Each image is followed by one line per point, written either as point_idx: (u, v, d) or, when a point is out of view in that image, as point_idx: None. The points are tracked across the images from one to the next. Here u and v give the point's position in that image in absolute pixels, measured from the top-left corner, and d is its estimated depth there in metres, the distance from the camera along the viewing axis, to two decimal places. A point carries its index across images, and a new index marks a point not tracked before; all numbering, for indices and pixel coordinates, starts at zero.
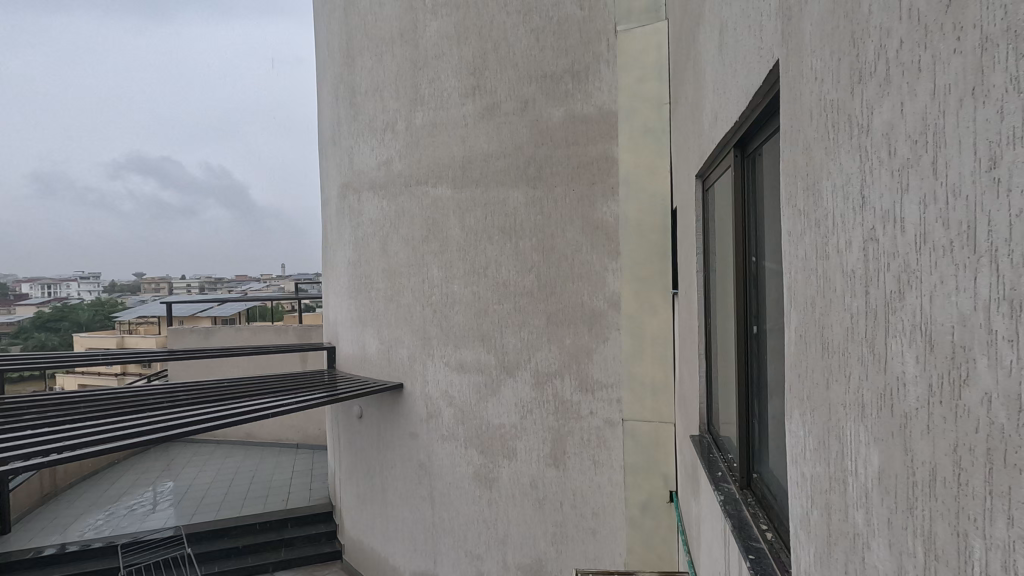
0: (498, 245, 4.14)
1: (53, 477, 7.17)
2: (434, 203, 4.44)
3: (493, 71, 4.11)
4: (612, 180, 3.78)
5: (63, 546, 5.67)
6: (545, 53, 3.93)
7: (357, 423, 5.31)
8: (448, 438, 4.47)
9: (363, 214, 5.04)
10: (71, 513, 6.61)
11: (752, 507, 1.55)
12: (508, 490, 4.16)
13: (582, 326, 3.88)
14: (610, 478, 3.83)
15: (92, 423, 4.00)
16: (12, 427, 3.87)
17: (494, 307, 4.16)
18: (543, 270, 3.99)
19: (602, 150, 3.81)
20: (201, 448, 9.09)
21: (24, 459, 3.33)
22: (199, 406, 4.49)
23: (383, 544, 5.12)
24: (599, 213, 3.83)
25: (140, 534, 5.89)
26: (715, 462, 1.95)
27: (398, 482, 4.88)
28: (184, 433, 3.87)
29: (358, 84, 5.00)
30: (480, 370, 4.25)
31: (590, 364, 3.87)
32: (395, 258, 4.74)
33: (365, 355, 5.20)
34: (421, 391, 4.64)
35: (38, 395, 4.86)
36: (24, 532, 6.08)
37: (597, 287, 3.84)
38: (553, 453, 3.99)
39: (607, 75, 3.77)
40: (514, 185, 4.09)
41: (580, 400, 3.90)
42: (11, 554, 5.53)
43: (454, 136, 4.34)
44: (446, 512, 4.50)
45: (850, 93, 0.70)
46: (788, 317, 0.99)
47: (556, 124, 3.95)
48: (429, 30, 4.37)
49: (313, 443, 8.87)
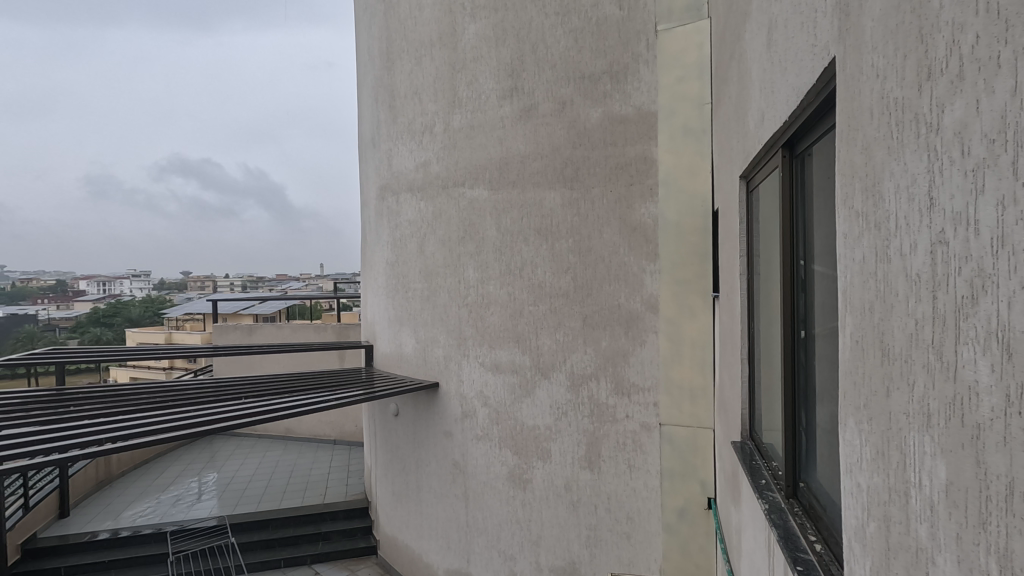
0: (534, 246, 4.14)
1: (106, 466, 7.50)
2: (471, 204, 4.47)
3: (530, 72, 4.12)
4: (650, 181, 3.75)
5: (115, 531, 5.93)
6: (584, 54, 3.92)
7: (393, 420, 5.37)
8: (482, 438, 4.48)
9: (400, 215, 5.10)
10: (122, 500, 6.91)
11: (799, 516, 1.51)
12: (542, 491, 4.15)
13: (619, 328, 3.85)
14: (646, 483, 3.80)
15: (142, 415, 4.16)
16: (71, 417, 4.07)
17: (530, 308, 4.17)
18: (579, 270, 3.97)
19: (641, 151, 3.79)
20: (242, 442, 9.39)
21: (81, 447, 3.49)
22: (242, 401, 4.63)
23: (417, 541, 5.17)
24: (636, 214, 3.80)
25: (186, 522, 6.13)
26: (759, 469, 1.91)
27: (432, 480, 4.92)
28: (228, 427, 3.99)
29: (397, 87, 5.08)
30: (515, 370, 4.25)
31: (626, 368, 3.84)
32: (431, 258, 4.78)
33: (401, 354, 5.27)
34: (457, 390, 4.66)
35: (94, 387, 5.10)
36: (80, 516, 6.38)
37: (634, 289, 3.81)
38: (588, 456, 3.97)
39: (646, 76, 3.76)
40: (551, 185, 4.09)
41: (616, 403, 3.87)
42: (68, 537, 5.80)
43: (491, 137, 4.37)
44: (479, 512, 4.51)
45: (917, 90, 0.68)
46: (842, 321, 0.96)
47: (594, 125, 3.93)
48: (467, 33, 4.41)
49: (349, 439, 9.06)
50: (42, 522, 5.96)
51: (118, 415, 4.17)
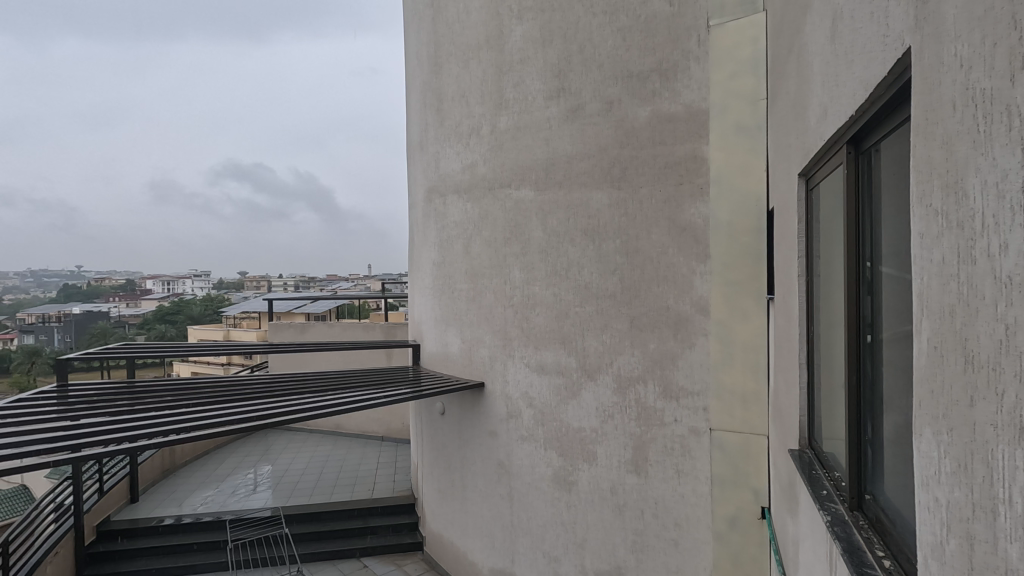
0: (580, 247, 4.13)
1: (170, 456, 7.91)
2: (517, 205, 4.48)
3: (577, 72, 4.10)
4: (701, 180, 3.68)
5: (179, 518, 6.25)
6: (632, 53, 3.87)
7: (438, 419, 5.43)
8: (527, 439, 4.47)
9: (446, 216, 5.16)
10: (185, 488, 7.27)
11: (865, 530, 1.44)
12: (588, 494, 4.12)
13: (667, 331, 3.79)
14: (694, 489, 3.72)
15: (204, 409, 4.36)
16: (141, 410, 4.31)
17: (576, 309, 4.15)
18: (627, 271, 3.93)
19: (690, 150, 3.72)
20: (295, 436, 9.74)
21: (150, 436, 3.68)
22: (296, 397, 4.79)
23: (461, 540, 5.20)
24: (686, 215, 3.73)
25: (243, 512, 6.40)
26: (819, 480, 1.83)
27: (477, 479, 4.95)
28: (284, 421, 4.14)
29: (444, 91, 5.15)
30: (561, 371, 4.23)
31: (674, 371, 3.77)
32: (477, 259, 4.82)
33: (447, 354, 5.33)
34: (502, 391, 4.66)
35: (161, 380, 5.39)
36: (147, 502, 6.76)
37: (684, 291, 3.74)
38: (635, 459, 3.91)
39: (696, 73, 3.68)
40: (598, 185, 4.05)
41: (664, 407, 3.81)
42: (137, 521, 6.15)
43: (537, 138, 4.36)
44: (524, 512, 4.50)
45: (1009, 81, 0.63)
46: (917, 326, 0.91)
47: (642, 124, 3.87)
48: (514, 35, 4.43)
49: (396, 436, 9.25)
50: (114, 507, 6.34)
51: (183, 408, 4.39)
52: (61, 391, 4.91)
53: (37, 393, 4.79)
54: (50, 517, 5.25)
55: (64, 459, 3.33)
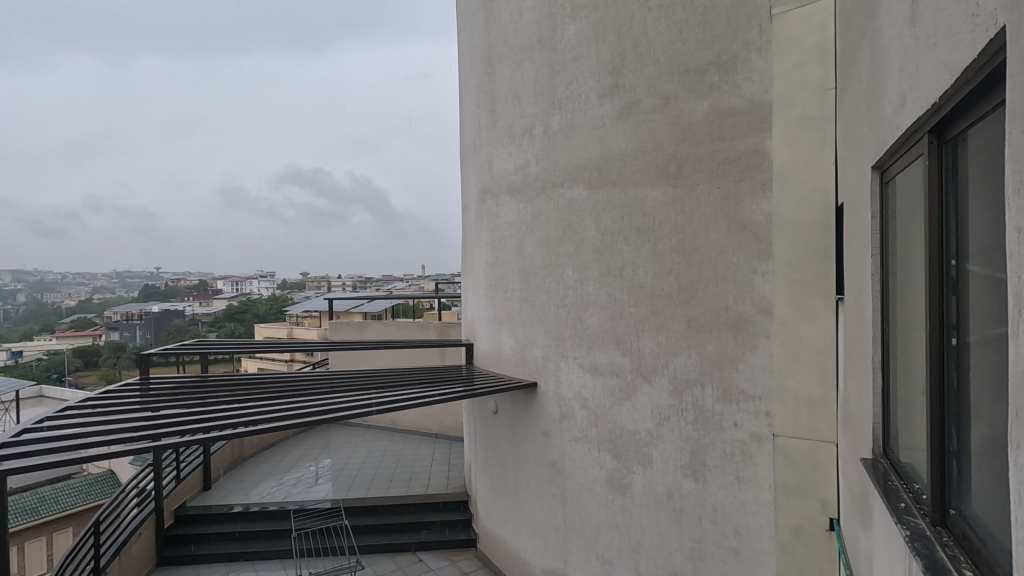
0: (635, 246, 4.06)
1: (239, 447, 8.37)
2: (570, 205, 4.45)
3: (632, 69, 4.03)
4: (763, 175, 3.53)
5: (247, 506, 6.59)
6: (688, 46, 3.77)
7: (491, 418, 5.46)
8: (581, 440, 4.43)
9: (499, 217, 5.19)
10: (252, 478, 7.67)
11: (949, 547, 1.35)
12: (643, 497, 4.05)
13: (726, 332, 3.67)
14: (756, 497, 3.58)
15: (270, 403, 4.58)
16: (213, 403, 4.57)
17: (630, 310, 4.08)
18: (683, 271, 3.83)
19: (751, 145, 3.59)
20: (353, 431, 10.07)
21: (222, 428, 3.90)
22: (355, 394, 4.95)
23: (514, 539, 5.21)
24: (746, 212, 3.60)
25: (306, 502, 6.68)
26: (896, 491, 1.73)
27: (529, 479, 4.94)
28: (343, 416, 4.28)
29: (497, 92, 5.18)
30: (615, 372, 4.17)
31: (734, 374, 3.65)
32: (530, 259, 4.82)
33: (499, 353, 5.36)
34: (554, 391, 4.64)
35: (232, 375, 5.71)
36: (219, 490, 7.17)
37: (744, 292, 3.61)
38: (692, 464, 3.81)
39: (758, 64, 3.54)
40: (653, 183, 3.97)
41: (722, 411, 3.69)
42: (210, 507, 6.53)
43: (590, 137, 4.32)
44: (577, 514, 4.47)
45: None
46: (1013, 329, 0.84)
47: (699, 119, 3.76)
48: (567, 34, 4.42)
49: (450, 434, 9.40)
50: (189, 493, 6.76)
51: (251, 403, 4.63)
52: (144, 384, 5.29)
53: (123, 386, 5.17)
54: (134, 501, 5.65)
55: (146, 448, 3.57)
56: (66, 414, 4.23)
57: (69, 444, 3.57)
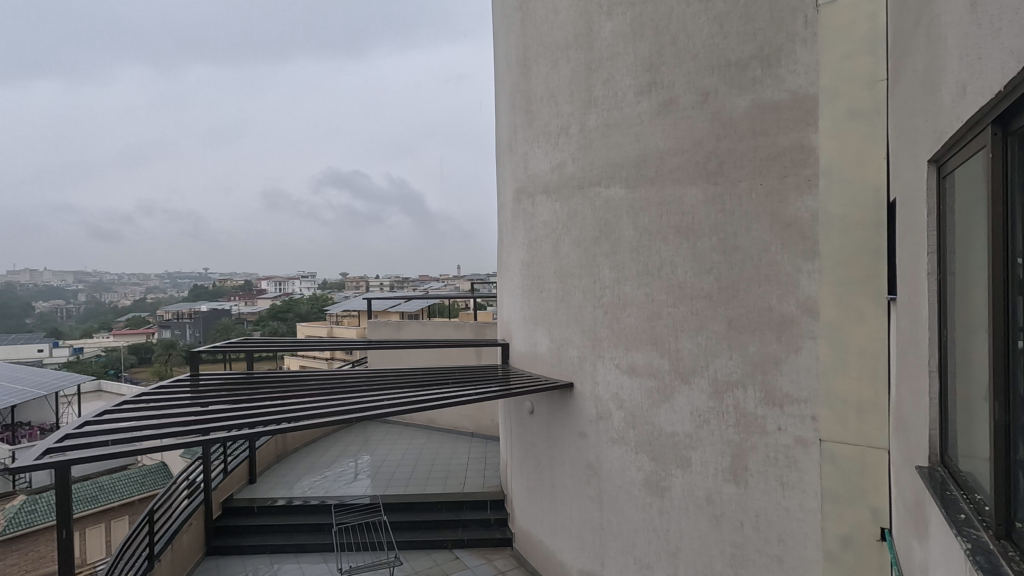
0: (673, 245, 3.99)
1: (282, 442, 8.63)
2: (607, 204, 4.41)
3: (670, 65, 3.97)
4: (809, 171, 3.42)
5: (290, 499, 6.80)
6: (730, 40, 3.68)
7: (528, 418, 5.46)
8: (618, 442, 4.38)
9: (535, 216, 5.18)
10: (295, 472, 7.89)
11: (1015, 562, 1.28)
12: (682, 501, 3.97)
13: (769, 333, 3.58)
14: (801, 504, 3.47)
15: (312, 400, 4.71)
16: (259, 400, 4.72)
17: (669, 310, 4.02)
18: (724, 270, 3.75)
19: (796, 140, 3.48)
20: (391, 428, 10.25)
21: (266, 424, 4.02)
22: (393, 392, 5.03)
23: (550, 539, 5.20)
24: (791, 210, 3.50)
25: (346, 498, 6.83)
26: (956, 501, 1.64)
27: (565, 479, 4.92)
28: (382, 413, 4.36)
29: (533, 92, 5.17)
30: (653, 374, 4.11)
31: (778, 376, 3.54)
32: (567, 259, 4.80)
33: (535, 353, 5.35)
34: (591, 391, 4.60)
35: (276, 372, 5.89)
36: (263, 483, 7.42)
37: (789, 292, 3.51)
38: (734, 468, 3.72)
39: (803, 56, 3.43)
40: (693, 181, 3.90)
41: (765, 414, 3.59)
42: (255, 500, 6.76)
43: (628, 135, 4.26)
44: (614, 516, 4.42)
45: None
46: None
47: (741, 115, 3.67)
48: (604, 31, 4.38)
49: (486, 433, 9.46)
50: (236, 486, 7.01)
51: (294, 399, 4.76)
52: (194, 380, 5.51)
53: (175, 382, 5.40)
54: (184, 493, 5.89)
55: (195, 441, 3.72)
56: (123, 408, 4.46)
57: (126, 436, 3.76)
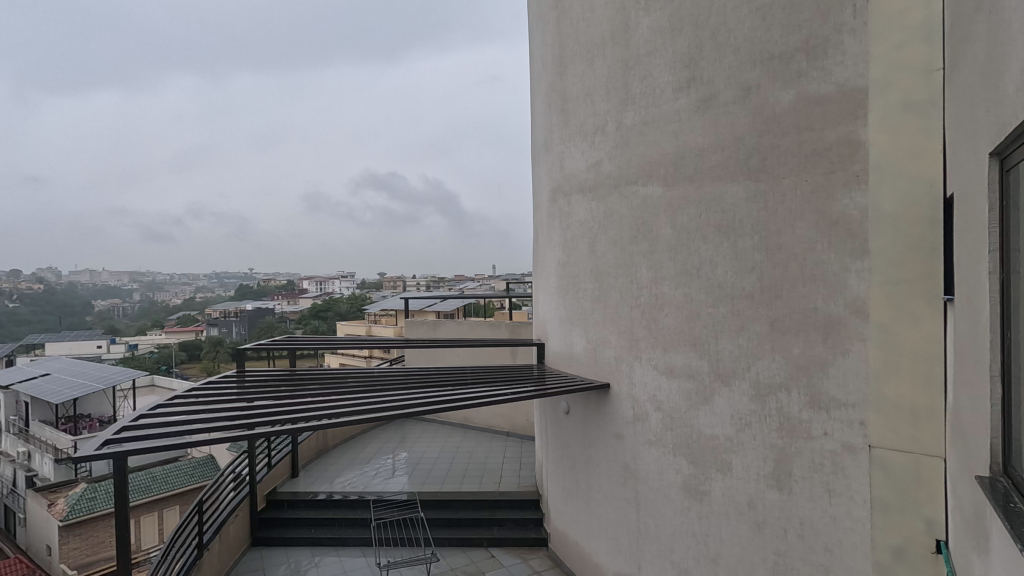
0: (713, 244, 3.91)
1: (323, 438, 8.86)
2: (644, 202, 4.35)
3: (710, 60, 3.89)
4: (857, 167, 3.30)
5: (330, 494, 6.96)
6: (773, 32, 3.59)
7: (563, 418, 5.43)
8: (655, 444, 4.31)
9: (571, 216, 5.16)
10: (335, 467, 8.09)
11: None
12: (722, 506, 3.88)
13: (815, 334, 3.47)
14: (849, 512, 3.35)
15: (352, 398, 4.81)
16: (301, 397, 4.85)
17: (708, 310, 3.93)
18: (767, 269, 3.66)
19: (843, 135, 3.36)
20: (428, 426, 10.38)
21: (308, 420, 4.14)
22: (430, 390, 5.10)
23: (586, 540, 5.16)
24: (838, 207, 3.38)
25: (384, 493, 6.96)
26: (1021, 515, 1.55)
27: (601, 481, 4.87)
28: (419, 411, 4.42)
29: (569, 90, 5.15)
30: (692, 375, 4.04)
31: (824, 379, 3.43)
32: (603, 258, 4.76)
33: (571, 353, 5.33)
34: (627, 392, 4.54)
35: (317, 369, 6.04)
36: (305, 477, 7.63)
37: (836, 292, 3.39)
38: (777, 473, 3.62)
39: (851, 46, 3.31)
40: (733, 178, 3.81)
41: (811, 419, 3.48)
42: (297, 494, 6.96)
43: (666, 132, 4.20)
44: (652, 519, 4.35)
45: None
46: None
47: (785, 110, 3.57)
48: (641, 28, 4.32)
49: (521, 432, 9.48)
50: (280, 479, 7.25)
51: (334, 397, 4.87)
52: (241, 377, 5.72)
53: (223, 377, 5.62)
54: (230, 485, 6.12)
55: (241, 435, 3.86)
56: (174, 402, 4.66)
57: (177, 429, 3.93)
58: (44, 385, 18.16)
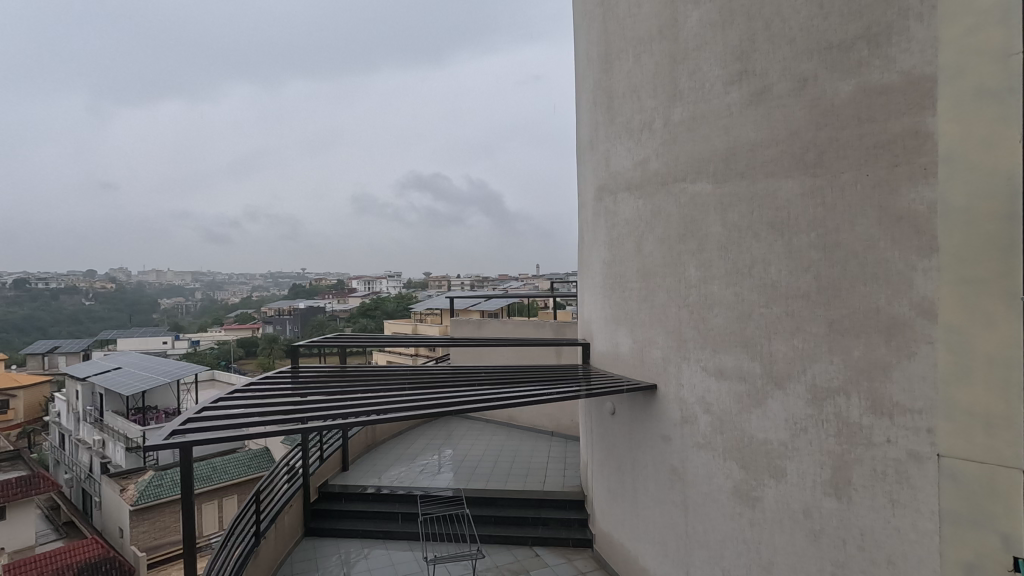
0: (766, 242, 3.78)
1: (372, 433, 9.09)
2: (693, 200, 4.25)
3: (763, 52, 3.77)
4: (925, 160, 3.13)
5: (379, 488, 7.14)
6: (831, 21, 3.45)
7: (609, 419, 5.38)
8: (704, 447, 4.21)
9: (617, 214, 5.09)
10: (383, 462, 8.29)
11: None
12: (775, 513, 3.75)
13: (877, 336, 3.31)
14: (915, 524, 3.17)
15: (399, 395, 4.92)
16: (351, 393, 5.00)
17: (761, 310, 3.81)
18: (824, 268, 3.51)
19: (909, 126, 3.20)
20: (473, 425, 10.48)
21: (357, 415, 4.25)
22: (475, 389, 5.15)
23: (632, 543, 5.09)
24: (903, 202, 3.22)
25: (430, 489, 7.09)
26: None
27: (648, 483, 4.79)
28: (465, 409, 4.47)
29: (615, 88, 5.09)
30: (743, 377, 3.92)
31: (887, 384, 3.27)
32: (649, 258, 4.68)
33: (617, 353, 5.27)
34: (675, 394, 4.46)
35: (366, 367, 6.21)
36: (355, 471, 7.86)
37: (901, 291, 3.23)
38: (834, 480, 3.47)
39: (918, 32, 3.14)
40: (788, 173, 3.68)
41: (872, 424, 3.32)
42: (347, 487, 7.17)
43: (715, 127, 4.09)
44: (701, 524, 4.25)
45: None
46: None
47: (844, 101, 3.43)
48: (690, 21, 4.23)
49: (566, 433, 9.44)
50: (331, 473, 7.49)
51: (383, 394, 4.99)
52: (295, 373, 5.94)
53: (278, 373, 5.86)
54: (285, 477, 6.36)
55: (295, 429, 4.01)
56: (234, 396, 4.91)
57: (236, 422, 4.14)
58: (116, 379, 19.40)
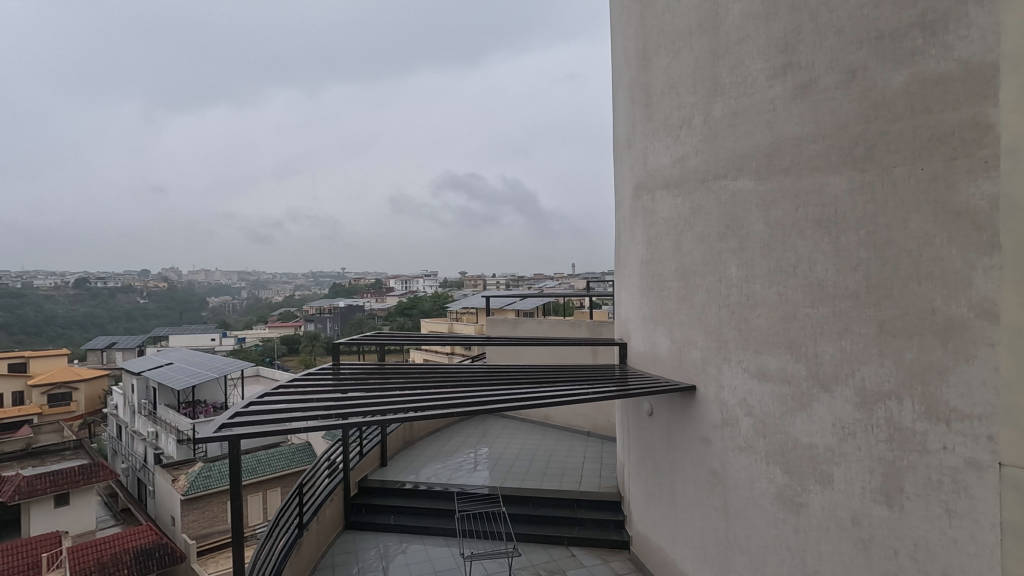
0: (812, 241, 3.66)
1: (410, 430, 9.23)
2: (734, 197, 4.15)
3: (809, 43, 3.65)
4: (985, 152, 2.96)
5: (416, 484, 7.25)
6: (882, 9, 3.31)
7: (647, 420, 5.30)
8: (745, 450, 4.11)
9: (656, 212, 5.02)
10: (421, 459, 8.41)
11: None
12: (822, 519, 3.63)
13: (933, 338, 3.15)
14: (974, 536, 3.01)
15: (436, 393, 4.98)
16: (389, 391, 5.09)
17: (807, 310, 3.69)
18: (874, 267, 3.37)
19: (967, 116, 3.03)
20: (509, 424, 10.51)
21: (395, 412, 4.33)
22: (511, 388, 5.16)
23: (670, 546, 5.01)
24: (961, 197, 3.05)
25: (466, 487, 7.15)
26: None
27: (687, 486, 4.71)
28: (500, 407, 4.49)
29: (653, 84, 5.02)
30: (787, 380, 3.81)
31: (943, 388, 3.11)
32: (689, 257, 4.60)
33: (655, 353, 5.19)
34: (716, 396, 4.36)
35: (405, 365, 6.31)
36: (393, 467, 8.00)
37: (958, 291, 3.06)
38: (885, 488, 3.32)
39: (977, 17, 2.98)
40: (835, 169, 3.55)
41: (926, 430, 3.17)
42: (385, 482, 7.31)
43: (758, 122, 3.98)
44: (742, 529, 4.15)
45: None
46: None
47: (896, 93, 3.28)
48: (732, 14, 4.13)
49: (602, 433, 9.35)
50: (370, 468, 7.64)
51: (421, 391, 5.07)
52: (336, 370, 6.10)
53: (320, 370, 6.02)
54: (326, 471, 6.53)
55: (335, 424, 4.12)
56: (279, 391, 5.08)
57: (280, 417, 4.28)
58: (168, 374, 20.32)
